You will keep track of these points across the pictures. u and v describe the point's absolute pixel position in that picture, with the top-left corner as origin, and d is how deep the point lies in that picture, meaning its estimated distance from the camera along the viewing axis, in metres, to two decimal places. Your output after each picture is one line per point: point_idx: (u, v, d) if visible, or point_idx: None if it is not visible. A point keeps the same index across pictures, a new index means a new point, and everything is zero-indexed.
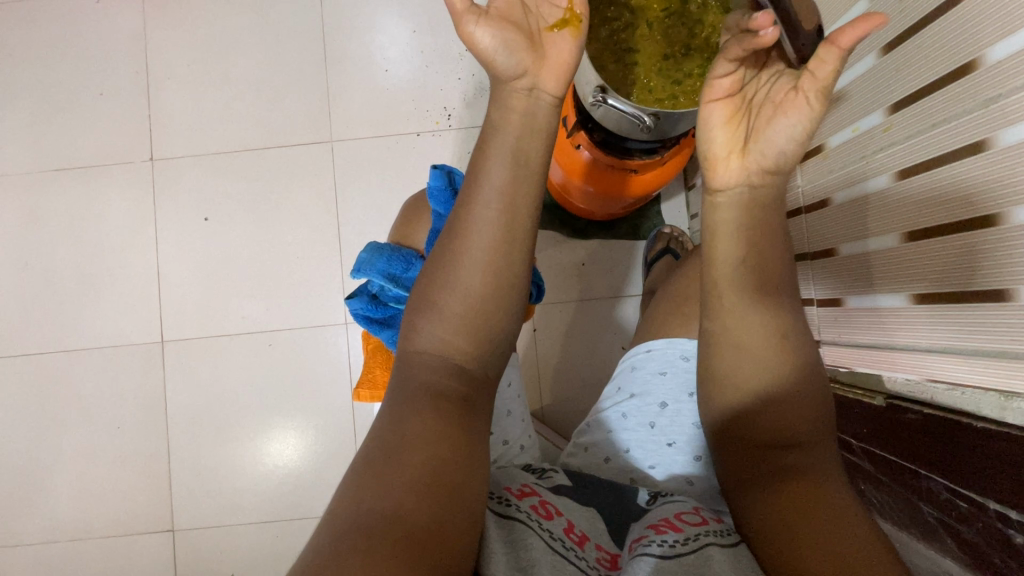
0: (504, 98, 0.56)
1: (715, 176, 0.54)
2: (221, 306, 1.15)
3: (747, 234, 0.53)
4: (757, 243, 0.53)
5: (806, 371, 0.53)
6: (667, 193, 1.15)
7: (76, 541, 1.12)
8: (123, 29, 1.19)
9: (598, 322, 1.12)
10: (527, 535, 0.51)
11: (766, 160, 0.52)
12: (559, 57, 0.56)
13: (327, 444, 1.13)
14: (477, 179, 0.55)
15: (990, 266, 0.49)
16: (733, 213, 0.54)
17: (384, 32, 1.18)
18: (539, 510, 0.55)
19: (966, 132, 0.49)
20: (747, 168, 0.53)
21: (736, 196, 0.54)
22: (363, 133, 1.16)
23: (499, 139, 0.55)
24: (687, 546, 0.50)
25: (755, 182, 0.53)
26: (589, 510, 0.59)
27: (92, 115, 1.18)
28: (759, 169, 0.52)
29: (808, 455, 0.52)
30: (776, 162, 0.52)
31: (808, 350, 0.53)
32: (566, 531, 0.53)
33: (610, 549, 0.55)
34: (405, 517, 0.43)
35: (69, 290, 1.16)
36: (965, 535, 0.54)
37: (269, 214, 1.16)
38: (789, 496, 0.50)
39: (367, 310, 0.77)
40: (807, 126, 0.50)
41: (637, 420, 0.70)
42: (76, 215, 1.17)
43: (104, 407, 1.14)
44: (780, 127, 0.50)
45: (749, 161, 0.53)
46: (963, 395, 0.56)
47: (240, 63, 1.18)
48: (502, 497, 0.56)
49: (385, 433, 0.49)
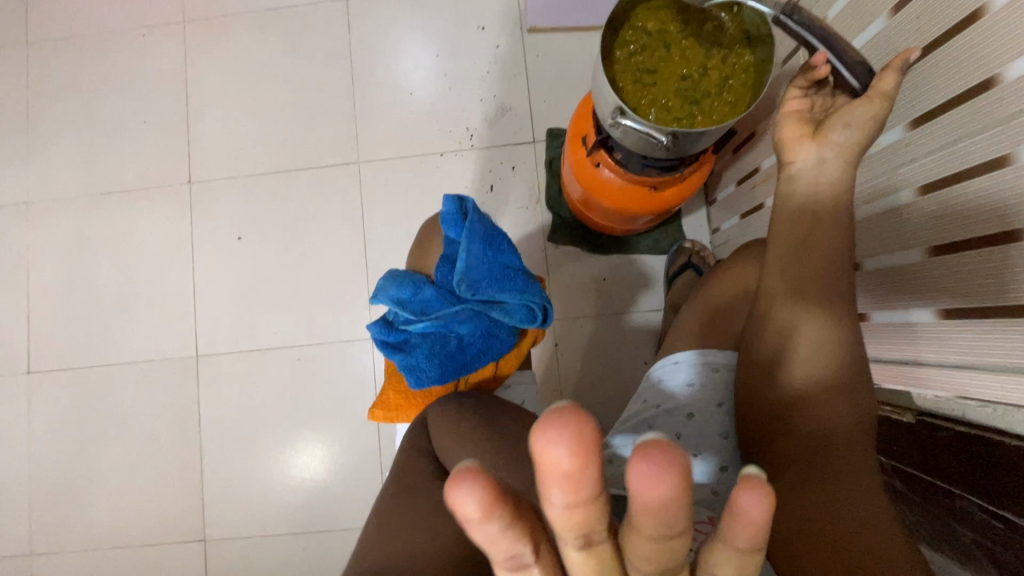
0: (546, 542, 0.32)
1: (790, 160, 0.55)
2: (253, 323, 1.19)
3: (813, 222, 0.53)
4: (819, 230, 0.53)
5: (855, 384, 0.52)
6: (687, 209, 1.16)
7: (115, 549, 1.16)
8: (165, 60, 1.26)
9: (619, 336, 1.12)
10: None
11: (845, 141, 0.52)
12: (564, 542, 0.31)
13: (353, 457, 1.15)
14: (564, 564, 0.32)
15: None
16: (807, 202, 0.53)
17: (409, 58, 1.22)
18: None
19: (986, 148, 0.49)
20: (823, 148, 0.53)
21: (812, 175, 0.53)
22: (388, 154, 1.20)
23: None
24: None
25: (828, 163, 0.53)
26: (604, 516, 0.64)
27: (134, 141, 1.25)
28: (836, 146, 0.52)
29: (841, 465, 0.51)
30: (850, 141, 0.52)
31: (856, 359, 0.52)
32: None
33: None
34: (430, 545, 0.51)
35: (112, 307, 1.22)
36: (1003, 557, 0.51)
37: (300, 233, 1.20)
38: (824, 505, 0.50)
39: (382, 335, 0.76)
40: (878, 114, 0.52)
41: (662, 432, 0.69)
42: (118, 235, 1.23)
43: (142, 418, 1.19)
44: (853, 112, 0.52)
45: (824, 139, 0.53)
46: (995, 413, 0.55)
47: (273, 89, 1.24)
48: None
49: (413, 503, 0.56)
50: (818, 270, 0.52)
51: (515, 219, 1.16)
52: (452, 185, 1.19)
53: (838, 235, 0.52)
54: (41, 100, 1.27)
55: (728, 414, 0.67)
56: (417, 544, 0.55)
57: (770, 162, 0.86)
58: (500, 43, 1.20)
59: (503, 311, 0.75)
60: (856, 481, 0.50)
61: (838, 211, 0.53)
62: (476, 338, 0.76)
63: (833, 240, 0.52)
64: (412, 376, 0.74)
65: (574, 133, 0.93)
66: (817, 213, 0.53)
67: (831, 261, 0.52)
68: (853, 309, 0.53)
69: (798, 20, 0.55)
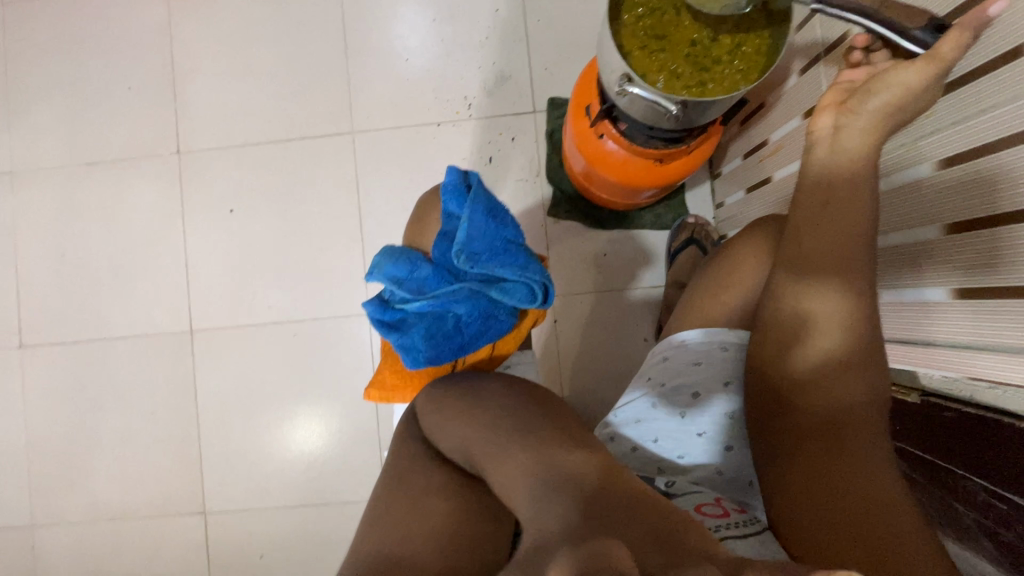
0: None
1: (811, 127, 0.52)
2: (248, 297, 1.17)
3: (830, 195, 0.51)
4: (838, 206, 0.51)
5: (867, 363, 0.51)
6: (691, 182, 1.13)
7: (116, 521, 1.16)
8: (148, 22, 1.21)
9: (619, 313, 1.11)
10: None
11: (867, 108, 0.48)
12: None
13: (352, 432, 1.14)
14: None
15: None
16: (825, 171, 0.51)
17: (405, 22, 1.17)
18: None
19: (1013, 119, 0.47)
20: (844, 114, 0.49)
21: (826, 144, 0.51)
22: (384, 124, 1.16)
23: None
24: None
25: (845, 135, 0.50)
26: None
27: (119, 108, 1.20)
28: (855, 113, 0.49)
29: (847, 440, 0.51)
30: (873, 109, 0.48)
31: (867, 340, 0.51)
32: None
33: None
34: None
35: (102, 281, 1.20)
36: (1005, 537, 0.52)
37: (293, 206, 1.17)
38: (836, 491, 0.49)
39: (378, 314, 0.75)
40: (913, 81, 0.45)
41: (666, 411, 0.69)
42: (106, 207, 1.20)
43: (137, 393, 1.18)
44: (889, 77, 0.47)
45: (845, 107, 0.49)
46: (1007, 394, 0.53)
47: (262, 55, 1.19)
48: None
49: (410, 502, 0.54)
50: (829, 248, 0.51)
51: (514, 192, 1.13)
52: (450, 157, 1.15)
53: (856, 210, 0.50)
54: (18, 65, 1.22)
55: (733, 394, 0.67)
56: (416, 523, 0.55)
57: (780, 133, 0.83)
58: (500, 7, 1.15)
59: (501, 291, 0.73)
60: (860, 461, 0.49)
61: (858, 186, 0.50)
62: (473, 319, 0.73)
63: (849, 215, 0.50)
64: (408, 355, 0.73)
65: (578, 103, 0.89)
66: (834, 186, 0.51)
67: (850, 237, 0.50)
68: (870, 283, 0.51)
69: (841, 8, 0.47)
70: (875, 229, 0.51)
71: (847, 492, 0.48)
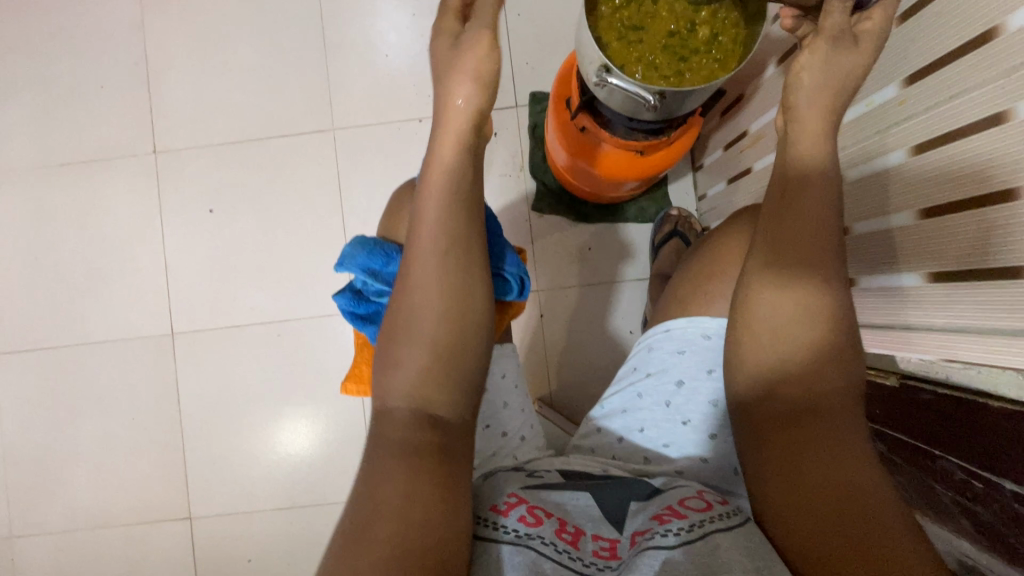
0: (440, 114, 0.57)
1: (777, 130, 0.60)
2: (229, 298, 1.15)
3: (790, 187, 0.54)
4: (804, 198, 0.53)
5: (844, 352, 0.51)
6: (673, 174, 1.13)
7: (98, 529, 1.14)
8: (120, 19, 1.18)
9: (604, 306, 1.11)
10: (514, 556, 0.47)
11: (799, 100, 0.56)
12: (444, 157, 0.56)
13: (339, 432, 1.13)
14: (413, 228, 0.54)
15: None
16: (785, 167, 0.55)
17: (384, 17, 1.16)
18: (528, 520, 0.50)
19: (985, 104, 0.47)
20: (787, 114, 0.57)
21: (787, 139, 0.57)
22: (365, 120, 1.15)
23: (472, 57, 0.57)
24: (693, 533, 0.49)
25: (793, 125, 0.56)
26: (583, 496, 0.55)
27: (91, 107, 1.18)
28: (797, 107, 0.56)
29: (825, 422, 0.49)
30: (807, 97, 0.56)
31: (842, 328, 0.51)
32: (558, 533, 0.50)
33: (609, 536, 0.52)
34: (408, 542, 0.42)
35: (78, 284, 1.17)
36: (982, 515, 0.55)
37: (274, 204, 1.15)
38: (822, 486, 0.47)
39: (351, 306, 0.71)
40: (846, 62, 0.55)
41: (652, 400, 0.69)
42: (80, 209, 1.17)
43: (117, 398, 1.15)
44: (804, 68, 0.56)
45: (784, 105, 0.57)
46: (982, 373, 0.54)
47: (239, 51, 1.17)
48: (486, 520, 0.51)
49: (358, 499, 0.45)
50: (800, 230, 0.52)
51: (497, 187, 1.13)
52: None
53: (819, 196, 0.52)
54: None
55: (718, 381, 0.67)
56: None
57: (759, 124, 0.84)
58: None
59: None
60: (842, 450, 0.48)
61: (817, 178, 0.53)
62: None
63: (816, 199, 0.52)
64: None
65: (558, 97, 0.90)
66: (800, 176, 0.54)
67: (821, 225, 0.51)
68: (841, 270, 0.52)
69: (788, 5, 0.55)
70: (842, 219, 0.53)
71: (832, 486, 0.47)
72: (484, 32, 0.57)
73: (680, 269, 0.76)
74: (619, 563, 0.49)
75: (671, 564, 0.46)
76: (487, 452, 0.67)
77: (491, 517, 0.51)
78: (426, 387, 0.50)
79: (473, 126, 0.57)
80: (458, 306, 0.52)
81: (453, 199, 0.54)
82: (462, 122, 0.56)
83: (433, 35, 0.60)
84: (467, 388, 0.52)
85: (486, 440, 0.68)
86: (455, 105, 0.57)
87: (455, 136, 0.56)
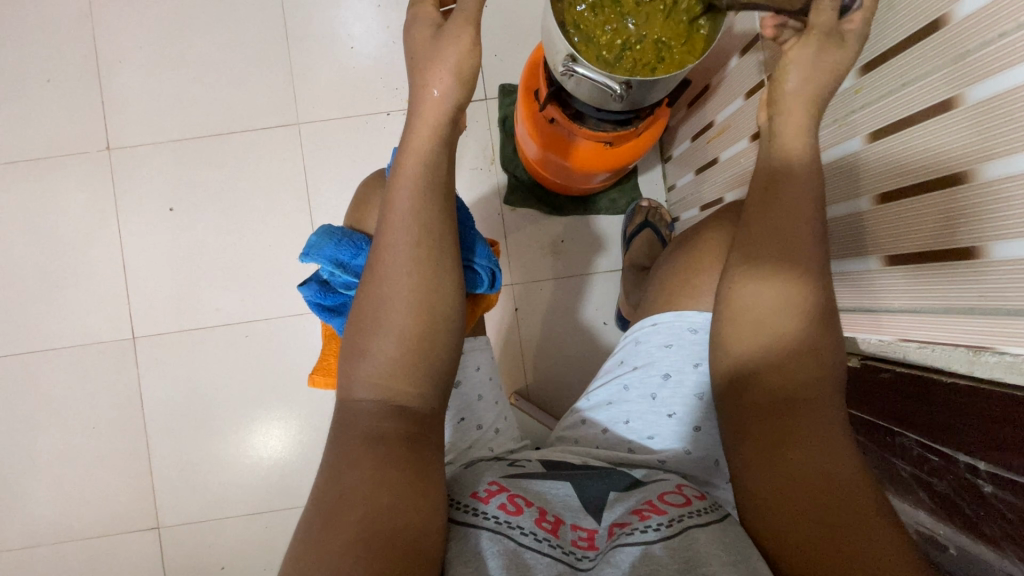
0: (415, 104, 0.56)
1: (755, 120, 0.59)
2: (194, 298, 1.12)
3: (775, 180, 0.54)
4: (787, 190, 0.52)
5: (825, 332, 0.50)
6: (642, 166, 1.14)
7: (58, 544, 1.09)
8: (66, 8, 1.12)
9: (580, 298, 1.12)
10: (493, 543, 0.47)
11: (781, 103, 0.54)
12: (418, 146, 0.54)
13: (313, 434, 1.11)
14: (384, 215, 0.53)
15: (987, 224, 0.47)
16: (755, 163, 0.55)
17: (349, 8, 1.13)
18: (508, 507, 0.50)
19: (936, 90, 0.49)
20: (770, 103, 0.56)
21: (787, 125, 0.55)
22: (331, 114, 1.13)
23: (451, 47, 0.55)
24: (672, 528, 0.48)
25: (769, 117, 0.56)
26: (563, 486, 0.55)
27: (36, 102, 1.12)
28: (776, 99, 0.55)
29: (805, 409, 0.48)
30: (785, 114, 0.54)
31: (824, 318, 0.50)
32: (537, 521, 0.50)
33: (588, 526, 0.52)
34: (371, 534, 0.42)
35: (29, 289, 1.11)
36: (938, 486, 0.59)
37: (237, 202, 1.12)
38: (805, 478, 0.46)
39: (317, 297, 0.69)
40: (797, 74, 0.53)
41: (638, 393, 0.69)
42: (28, 210, 1.11)
43: (76, 407, 1.11)
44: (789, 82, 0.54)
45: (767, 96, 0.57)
46: (934, 352, 0.57)
47: (196, 43, 1.13)
48: (464, 505, 0.51)
49: (325, 488, 0.45)
50: (772, 217, 0.52)
51: (470, 180, 1.12)
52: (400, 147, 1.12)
53: (794, 194, 0.52)
54: None
55: (704, 374, 0.66)
56: None
57: (725, 114, 0.85)
58: None
59: None
60: (815, 437, 0.47)
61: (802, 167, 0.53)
62: None
63: (802, 187, 0.52)
64: None
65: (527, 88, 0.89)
66: (791, 166, 0.53)
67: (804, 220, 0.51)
68: (823, 263, 0.50)
69: None
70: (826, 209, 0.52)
71: (808, 472, 0.46)
72: (464, 22, 0.55)
73: (668, 255, 0.78)
74: (597, 553, 0.49)
75: (649, 558, 0.46)
76: (461, 444, 0.67)
77: (470, 503, 0.51)
78: (394, 378, 0.49)
79: (445, 115, 0.55)
80: (427, 297, 0.51)
81: (425, 188, 0.53)
82: (438, 112, 0.55)
83: (410, 21, 0.59)
84: (439, 382, 0.52)
85: (463, 433, 0.68)
86: (427, 95, 0.55)
87: (429, 125, 0.55)
